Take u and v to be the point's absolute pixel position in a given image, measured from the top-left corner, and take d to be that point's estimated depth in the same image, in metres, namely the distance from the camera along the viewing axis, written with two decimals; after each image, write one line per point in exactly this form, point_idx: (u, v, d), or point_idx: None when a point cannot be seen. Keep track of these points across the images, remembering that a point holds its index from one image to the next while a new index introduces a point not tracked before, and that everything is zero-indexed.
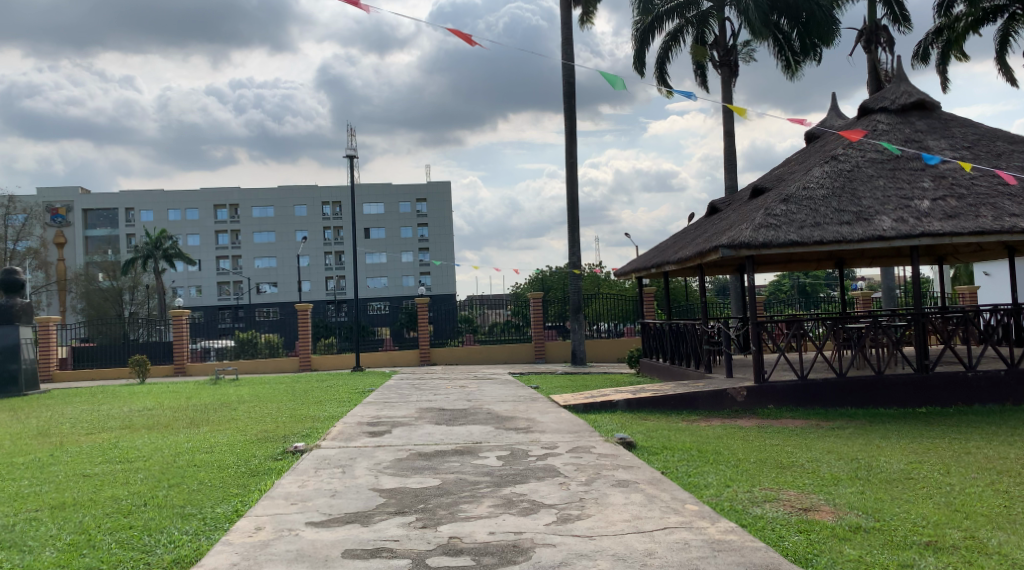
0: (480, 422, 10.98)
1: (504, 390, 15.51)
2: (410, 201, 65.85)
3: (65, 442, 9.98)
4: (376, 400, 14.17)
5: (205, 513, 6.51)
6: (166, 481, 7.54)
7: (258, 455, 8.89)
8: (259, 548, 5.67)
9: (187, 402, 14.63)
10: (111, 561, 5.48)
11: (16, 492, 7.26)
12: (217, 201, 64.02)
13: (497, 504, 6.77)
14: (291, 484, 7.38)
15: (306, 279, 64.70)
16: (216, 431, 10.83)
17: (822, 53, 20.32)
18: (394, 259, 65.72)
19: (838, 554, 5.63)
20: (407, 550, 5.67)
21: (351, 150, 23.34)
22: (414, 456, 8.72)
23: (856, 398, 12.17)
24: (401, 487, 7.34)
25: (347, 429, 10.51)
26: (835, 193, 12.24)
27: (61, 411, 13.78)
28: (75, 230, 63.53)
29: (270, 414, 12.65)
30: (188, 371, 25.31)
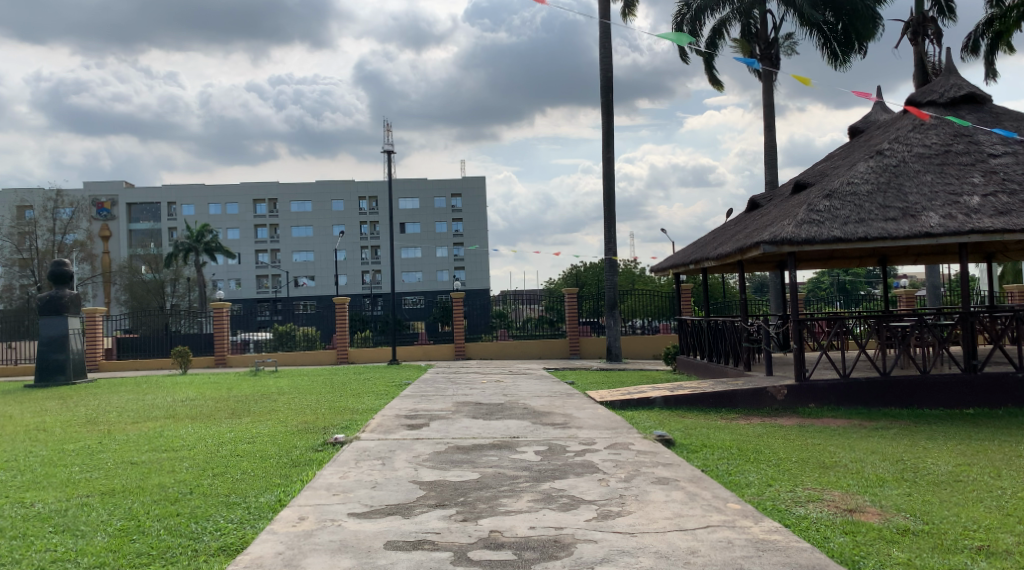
0: (516, 417, 11.00)
1: (539, 385, 15.52)
2: (445, 195, 66.17)
3: (112, 431, 10.18)
4: (412, 393, 14.26)
5: (249, 503, 6.59)
6: (211, 470, 7.68)
7: (299, 445, 8.98)
8: (304, 537, 5.73)
9: (227, 393, 14.85)
10: (161, 547, 5.57)
11: (68, 478, 7.43)
12: (257, 196, 64.79)
13: (536, 499, 6.76)
14: (333, 475, 7.46)
15: (343, 273, 65.28)
16: (257, 422, 10.97)
17: (867, 48, 19.92)
18: (429, 253, 66.07)
19: (884, 557, 5.53)
20: (449, 543, 5.69)
21: (388, 146, 23.44)
22: (452, 449, 8.76)
23: (900, 399, 11.95)
24: (440, 480, 7.37)
25: (385, 422, 10.56)
26: (881, 188, 12.01)
27: (109, 400, 14.10)
28: (120, 224, 64.71)
29: (309, 406, 12.78)
30: (229, 362, 25.71)
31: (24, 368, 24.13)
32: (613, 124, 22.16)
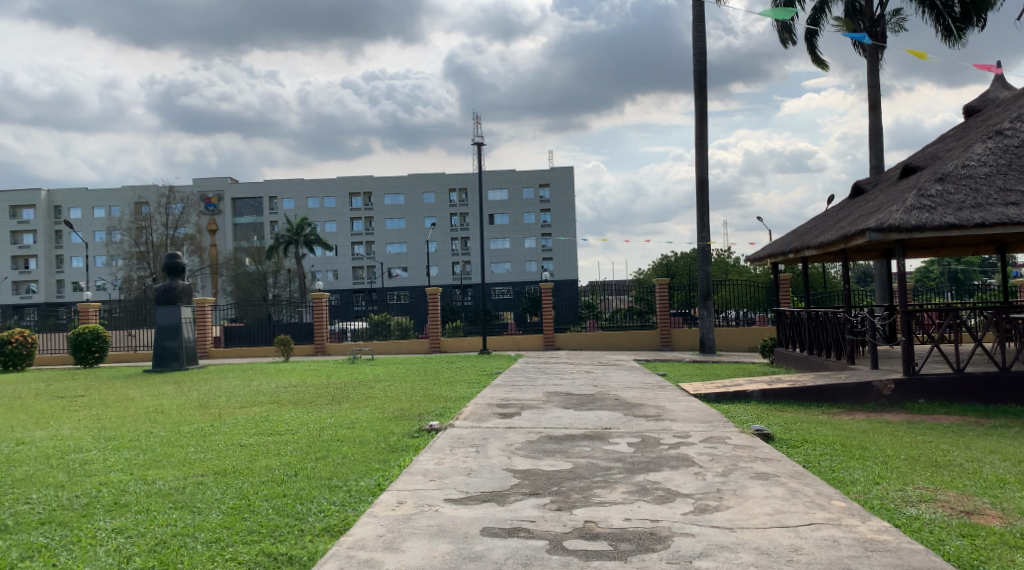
0: (608, 408, 10.92)
1: (630, 376, 15.37)
2: (534, 186, 66.26)
3: (222, 414, 10.62)
4: (504, 383, 14.35)
5: (350, 486, 6.76)
6: (313, 453, 7.92)
7: (396, 432, 9.17)
8: (403, 521, 5.84)
9: (326, 379, 15.30)
10: (270, 526, 5.78)
11: (184, 457, 7.82)
12: (352, 190, 66.42)
13: (631, 490, 6.70)
14: (428, 460, 7.58)
15: (434, 264, 66.22)
16: (356, 408, 11.26)
17: (987, 19, 18.77)
18: (518, 244, 66.33)
19: (1006, 563, 5.23)
20: (544, 532, 5.69)
21: (478, 138, 23.57)
22: (544, 439, 8.77)
23: (1019, 396, 11.30)
24: (534, 469, 7.39)
25: (478, 410, 10.66)
26: (1000, 171, 11.34)
27: (217, 385, 14.72)
28: (225, 218, 67.47)
29: (403, 393, 13.04)
30: (327, 350, 26.41)
31: (141, 355, 25.43)
32: (707, 109, 21.67)
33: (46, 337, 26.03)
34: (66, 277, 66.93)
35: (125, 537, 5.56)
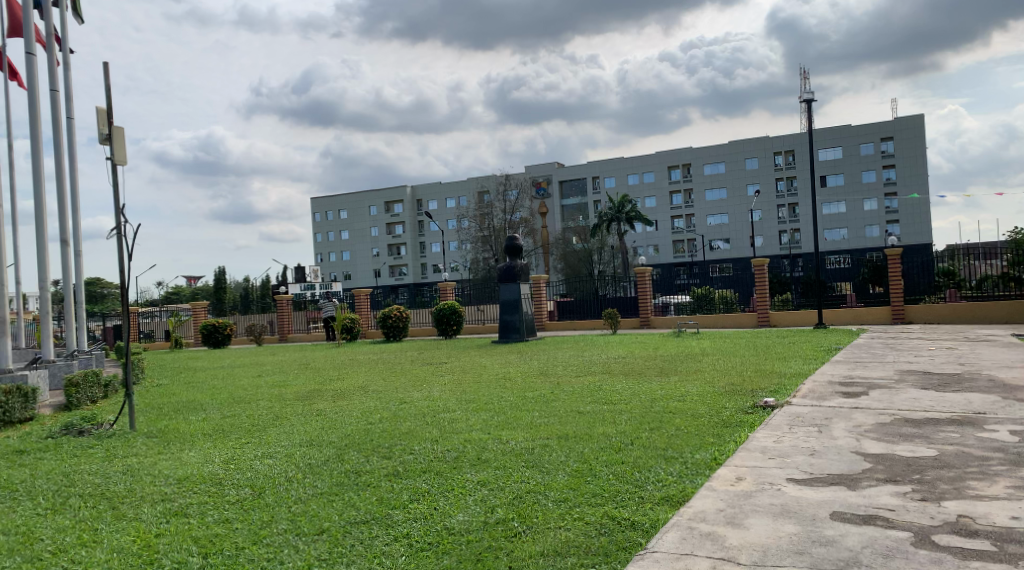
0: (979, 390, 9.58)
1: (1006, 354, 13.36)
2: (874, 140, 60.58)
3: (559, 383, 11.12)
4: (846, 359, 13.31)
5: (687, 458, 6.65)
6: (647, 424, 7.94)
7: (729, 406, 8.89)
8: (744, 498, 5.59)
9: (655, 352, 15.39)
10: (612, 490, 5.86)
11: (530, 421, 8.27)
12: (672, 162, 66.01)
13: (1016, 485, 5.76)
14: (767, 438, 7.21)
15: (759, 234, 63.32)
16: (686, 381, 11.12)
17: None
18: (855, 207, 61.23)
19: None
20: (906, 523, 5.10)
21: (807, 94, 21.97)
22: (900, 421, 7.92)
23: None
24: (889, 454, 6.69)
25: (818, 388, 9.97)
26: None
27: (553, 356, 15.51)
28: (554, 201, 71.01)
29: (735, 367, 12.65)
30: (653, 324, 26.43)
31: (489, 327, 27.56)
32: None
33: (412, 313, 29.34)
34: (428, 260, 74.90)
35: (487, 490, 5.91)
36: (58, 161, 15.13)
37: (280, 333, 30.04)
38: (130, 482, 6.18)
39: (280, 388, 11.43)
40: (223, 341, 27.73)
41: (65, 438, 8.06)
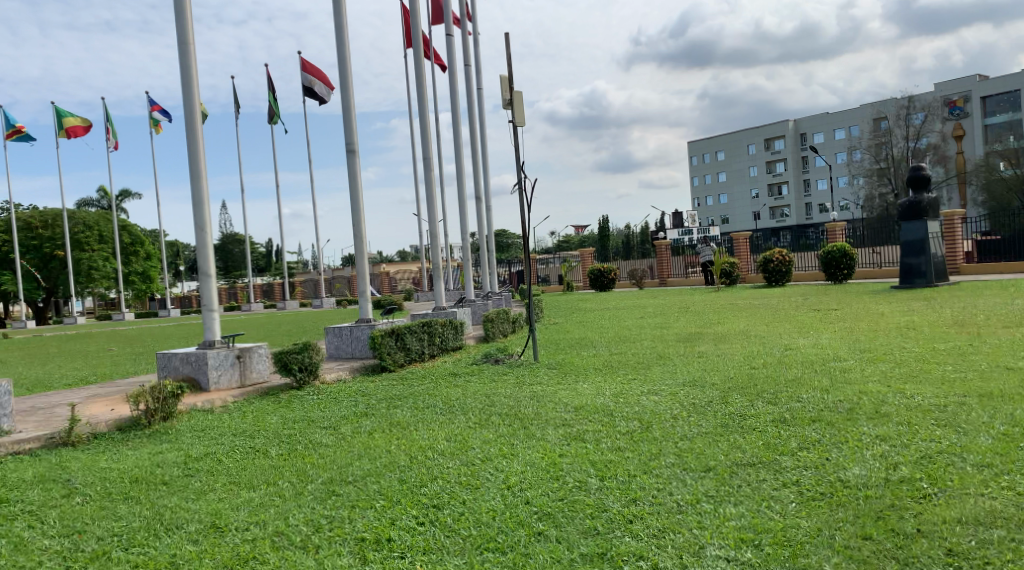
0: None
1: None
2: None
3: (980, 335, 9.73)
4: None
5: None
6: None
7: None
8: None
9: None
10: None
11: (943, 376, 7.38)
12: None
13: None
14: None
15: None
16: None
17: None
18: None
19: None
20: None
21: None
22: None
23: None
24: None
25: None
26: None
27: (972, 303, 13.63)
28: None
29: None
30: None
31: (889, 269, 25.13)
32: None
33: (797, 257, 28.11)
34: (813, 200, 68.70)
35: (888, 445, 5.43)
36: (471, 124, 16.97)
37: (659, 277, 31.11)
38: (536, 407, 6.80)
39: (666, 329, 11.70)
40: (610, 286, 29.18)
41: (483, 364, 9.17)
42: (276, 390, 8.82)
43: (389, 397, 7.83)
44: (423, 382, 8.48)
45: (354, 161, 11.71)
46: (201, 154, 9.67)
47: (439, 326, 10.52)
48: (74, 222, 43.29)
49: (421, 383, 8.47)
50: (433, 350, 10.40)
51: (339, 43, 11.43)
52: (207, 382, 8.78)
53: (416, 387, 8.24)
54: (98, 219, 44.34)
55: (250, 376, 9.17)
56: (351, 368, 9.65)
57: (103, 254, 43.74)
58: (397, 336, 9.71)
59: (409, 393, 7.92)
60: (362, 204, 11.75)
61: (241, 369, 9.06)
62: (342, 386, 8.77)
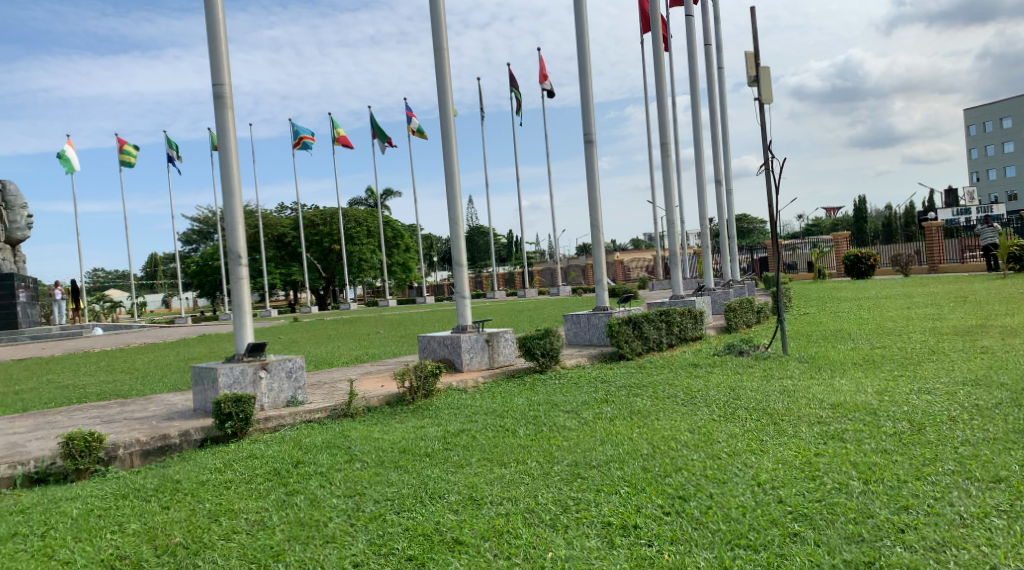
0: None
1: None
2: None
3: None
4: None
5: None
6: None
7: None
8: None
9: None
10: None
11: None
12: None
13: None
14: None
15: None
16: None
17: None
18: None
19: None
20: None
21: None
22: None
23: None
24: None
25: None
26: None
27: None
28: None
29: None
30: None
31: None
32: None
33: None
34: None
35: None
36: (711, 106, 16.51)
37: (929, 264, 28.41)
38: (787, 402, 6.49)
39: (937, 322, 10.65)
40: (869, 273, 27.15)
41: (726, 356, 8.93)
42: (522, 372, 9.21)
43: (631, 385, 7.85)
44: (664, 371, 8.43)
45: (592, 150, 11.81)
46: (454, 149, 10.40)
47: (679, 315, 10.39)
48: (346, 219, 47.88)
49: (662, 372, 8.42)
50: (674, 339, 10.29)
51: (579, 34, 11.59)
52: (460, 363, 9.35)
53: (657, 376, 8.20)
54: (366, 216, 48.70)
55: (498, 359, 9.64)
56: (592, 354, 9.80)
57: (370, 247, 47.98)
58: (636, 324, 9.73)
59: (651, 382, 7.88)
60: (600, 193, 11.85)
61: (489, 352, 9.56)
62: (585, 372, 8.95)
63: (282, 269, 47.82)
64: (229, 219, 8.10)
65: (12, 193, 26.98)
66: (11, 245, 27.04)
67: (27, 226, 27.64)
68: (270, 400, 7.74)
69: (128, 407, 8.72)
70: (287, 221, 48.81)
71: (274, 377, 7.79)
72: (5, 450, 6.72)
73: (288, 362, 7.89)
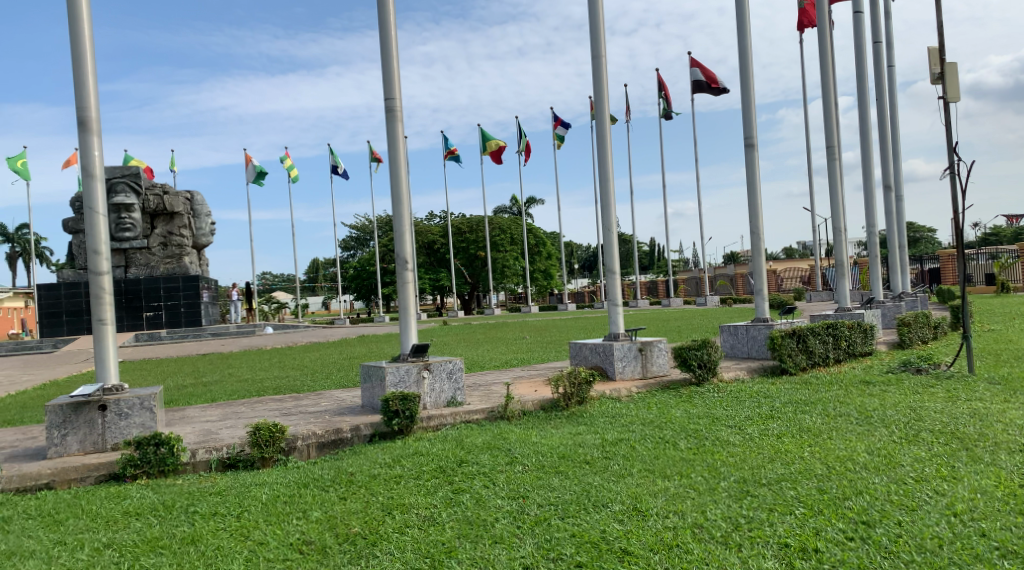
0: None
1: None
2: None
3: None
4: None
5: None
6: None
7: None
8: None
9: None
10: None
11: None
12: None
13: None
14: None
15: None
16: None
17: None
18: None
19: None
20: None
21: None
22: None
23: None
24: None
25: None
26: None
27: None
28: None
29: None
30: None
31: None
32: None
33: None
34: None
35: None
36: (880, 108, 15.64)
37: None
38: (979, 427, 6.03)
39: None
40: None
41: (903, 374, 8.40)
42: (677, 384, 9.02)
43: (797, 402, 7.52)
44: (832, 388, 8.02)
45: (753, 154, 11.45)
46: (609, 157, 10.36)
47: (846, 329, 9.90)
48: (492, 227, 48.80)
49: (831, 389, 8.02)
50: (841, 354, 9.80)
51: (741, 36, 11.27)
52: (613, 372, 9.28)
53: (826, 393, 7.82)
54: (510, 223, 49.41)
55: (651, 369, 9.47)
56: (751, 368, 9.48)
57: (514, 254, 48.67)
58: (800, 337, 9.34)
59: (819, 399, 7.52)
60: (761, 200, 11.48)
61: (643, 361, 9.43)
62: (745, 386, 8.66)
63: (431, 274, 49.42)
64: (398, 225, 8.47)
65: (198, 202, 29.24)
66: (196, 249, 29.35)
67: (210, 232, 29.88)
68: (433, 400, 7.99)
69: (303, 401, 9.25)
70: (437, 228, 50.34)
71: (436, 378, 8.03)
72: (201, 436, 7.30)
73: (449, 363, 8.11)
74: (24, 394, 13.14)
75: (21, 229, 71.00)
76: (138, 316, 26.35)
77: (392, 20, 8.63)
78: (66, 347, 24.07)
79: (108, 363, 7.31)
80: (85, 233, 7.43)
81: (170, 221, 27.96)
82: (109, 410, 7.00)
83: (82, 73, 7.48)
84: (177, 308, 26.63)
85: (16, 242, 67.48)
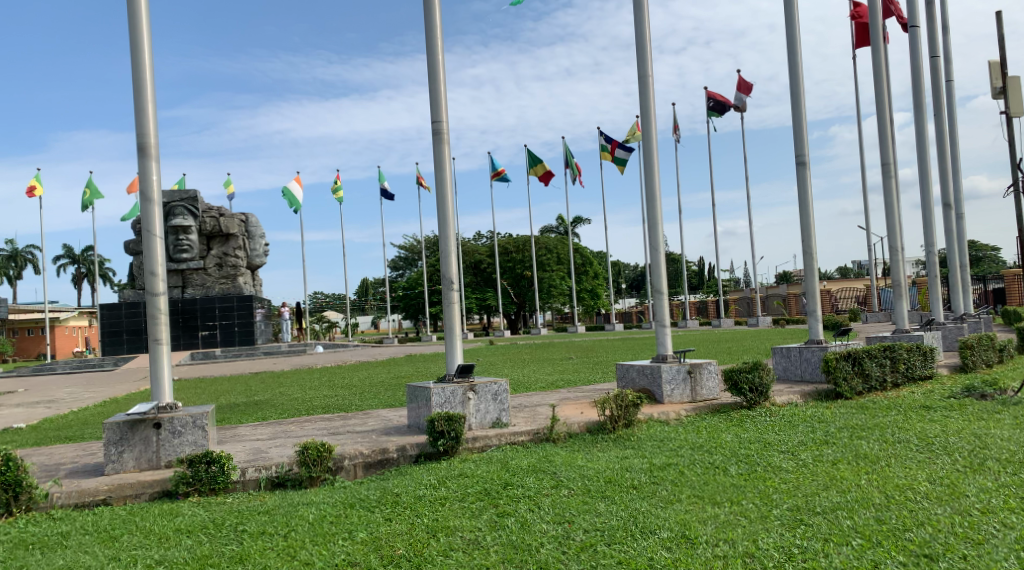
0: None
1: None
2: None
3: None
4: None
5: None
6: None
7: None
8: None
9: None
10: None
11: None
12: None
13: None
14: None
15: None
16: None
17: None
18: None
19: None
20: None
21: None
22: None
23: None
24: None
25: None
26: None
27: None
28: None
29: None
30: None
31: None
32: None
33: None
34: None
35: None
36: (938, 125, 15.24)
37: None
38: None
39: None
40: None
41: (966, 400, 8.07)
42: (729, 408, 8.83)
43: (853, 427, 7.28)
44: (891, 413, 7.75)
45: (804, 172, 11.23)
46: (656, 176, 10.24)
47: (905, 351, 9.60)
48: (539, 247, 48.87)
49: (889, 414, 7.75)
50: (899, 378, 9.51)
51: (791, 52, 11.09)
52: (662, 395, 9.15)
53: (885, 418, 7.55)
54: (557, 243, 49.40)
55: (701, 393, 9.27)
56: (805, 392, 9.23)
57: (560, 273, 48.67)
58: (856, 360, 9.07)
59: (876, 425, 7.26)
60: (814, 219, 11.23)
61: (692, 384, 9.23)
62: (799, 410, 8.43)
63: (477, 294, 49.62)
64: (444, 246, 8.47)
65: (252, 224, 29.85)
66: (251, 270, 29.89)
67: (264, 253, 30.42)
68: (478, 421, 7.94)
69: (351, 420, 9.30)
70: (484, 247, 50.59)
71: (482, 399, 7.98)
72: (251, 455, 7.35)
73: (495, 385, 8.05)
74: (86, 410, 13.49)
75: (86, 251, 73.39)
76: (194, 334, 26.89)
77: (439, 43, 8.69)
78: (126, 365, 24.73)
79: (162, 382, 7.42)
80: (142, 254, 7.57)
81: (226, 242, 28.58)
82: (163, 428, 7.10)
83: (142, 100, 7.68)
84: (231, 327, 27.10)
85: (82, 262, 69.66)
